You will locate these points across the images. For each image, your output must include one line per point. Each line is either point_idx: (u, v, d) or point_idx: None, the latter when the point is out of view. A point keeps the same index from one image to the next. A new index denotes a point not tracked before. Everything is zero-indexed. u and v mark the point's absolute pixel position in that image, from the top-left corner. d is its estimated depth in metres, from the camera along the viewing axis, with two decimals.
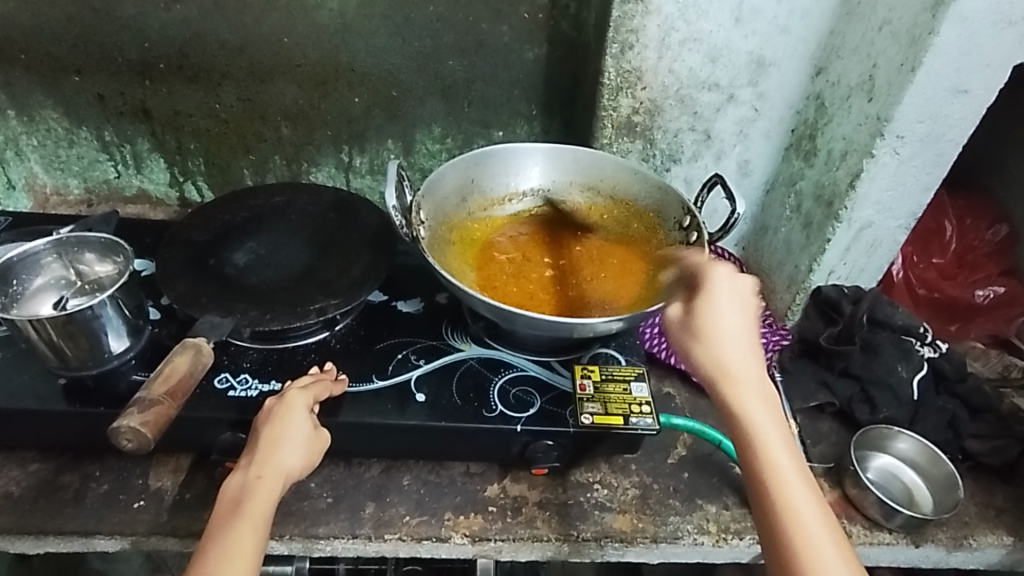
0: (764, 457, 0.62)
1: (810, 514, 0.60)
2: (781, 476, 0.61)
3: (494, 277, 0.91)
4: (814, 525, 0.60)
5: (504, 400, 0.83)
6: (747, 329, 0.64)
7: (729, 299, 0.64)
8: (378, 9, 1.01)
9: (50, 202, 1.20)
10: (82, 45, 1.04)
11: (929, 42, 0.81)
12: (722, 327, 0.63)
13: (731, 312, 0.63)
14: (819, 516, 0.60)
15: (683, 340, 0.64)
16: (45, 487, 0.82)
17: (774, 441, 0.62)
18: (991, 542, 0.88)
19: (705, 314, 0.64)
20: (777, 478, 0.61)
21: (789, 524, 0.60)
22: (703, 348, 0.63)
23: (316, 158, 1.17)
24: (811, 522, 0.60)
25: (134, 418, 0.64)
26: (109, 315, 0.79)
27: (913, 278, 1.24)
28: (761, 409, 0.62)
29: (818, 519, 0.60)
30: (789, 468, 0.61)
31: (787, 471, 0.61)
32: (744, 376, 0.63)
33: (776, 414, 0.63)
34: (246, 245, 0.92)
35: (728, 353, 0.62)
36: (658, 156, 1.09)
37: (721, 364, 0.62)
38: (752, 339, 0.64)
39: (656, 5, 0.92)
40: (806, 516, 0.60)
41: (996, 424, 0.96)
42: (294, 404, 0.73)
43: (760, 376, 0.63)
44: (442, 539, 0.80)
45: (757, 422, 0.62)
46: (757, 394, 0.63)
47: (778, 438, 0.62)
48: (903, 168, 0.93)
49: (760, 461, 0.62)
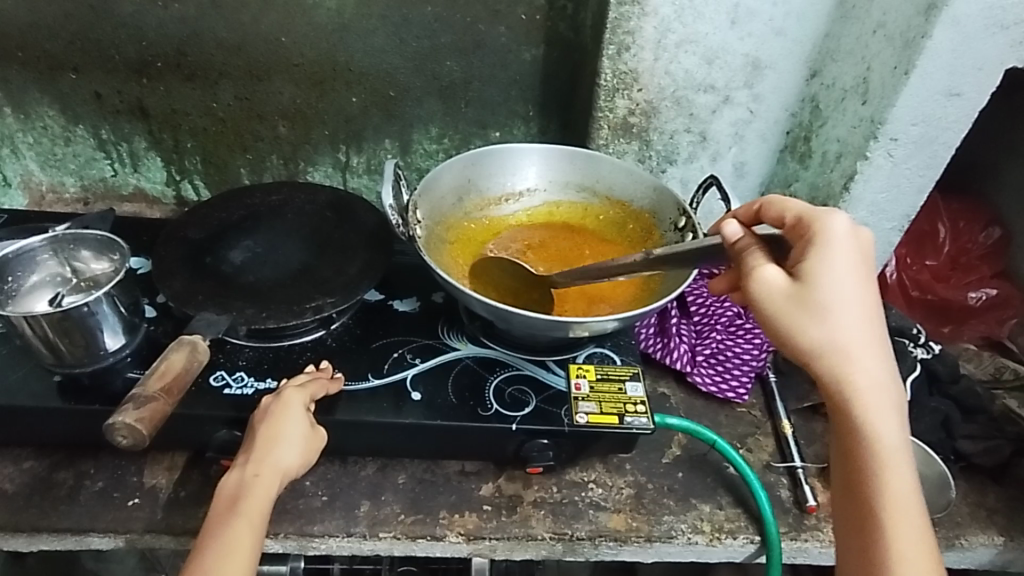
0: (869, 438, 0.60)
1: (903, 500, 0.59)
2: (883, 459, 0.60)
3: (494, 282, 0.90)
4: (904, 512, 0.59)
5: (500, 399, 0.83)
6: (861, 301, 0.61)
7: (849, 266, 0.61)
8: (375, 9, 1.02)
9: (46, 200, 1.21)
10: (79, 42, 1.04)
11: (923, 45, 0.81)
12: (840, 296, 0.60)
13: (845, 281, 0.61)
14: (912, 502, 0.60)
15: (786, 305, 0.60)
16: (40, 485, 0.82)
17: (883, 423, 0.60)
18: (983, 541, 0.88)
19: (822, 279, 0.60)
20: (880, 460, 0.60)
21: (880, 505, 0.60)
22: (812, 318, 0.60)
23: (313, 157, 1.17)
24: (904, 508, 0.59)
25: (130, 414, 0.64)
26: (105, 312, 0.79)
27: (907, 279, 1.25)
28: (873, 387, 0.61)
29: (910, 506, 0.59)
30: (892, 454, 0.60)
31: (890, 457, 0.60)
32: (857, 351, 0.61)
33: (890, 394, 0.61)
34: (242, 243, 0.92)
35: (842, 326, 0.60)
36: (655, 157, 1.09)
37: (833, 340, 0.60)
38: (869, 313, 0.61)
39: (652, 7, 0.92)
40: (900, 500, 0.60)
41: (989, 424, 0.97)
42: (290, 401, 0.74)
43: (875, 353, 0.61)
44: (437, 538, 0.81)
45: (865, 402, 0.60)
46: (869, 372, 0.61)
47: (890, 422, 0.60)
48: (897, 170, 0.94)
49: (863, 441, 0.61)
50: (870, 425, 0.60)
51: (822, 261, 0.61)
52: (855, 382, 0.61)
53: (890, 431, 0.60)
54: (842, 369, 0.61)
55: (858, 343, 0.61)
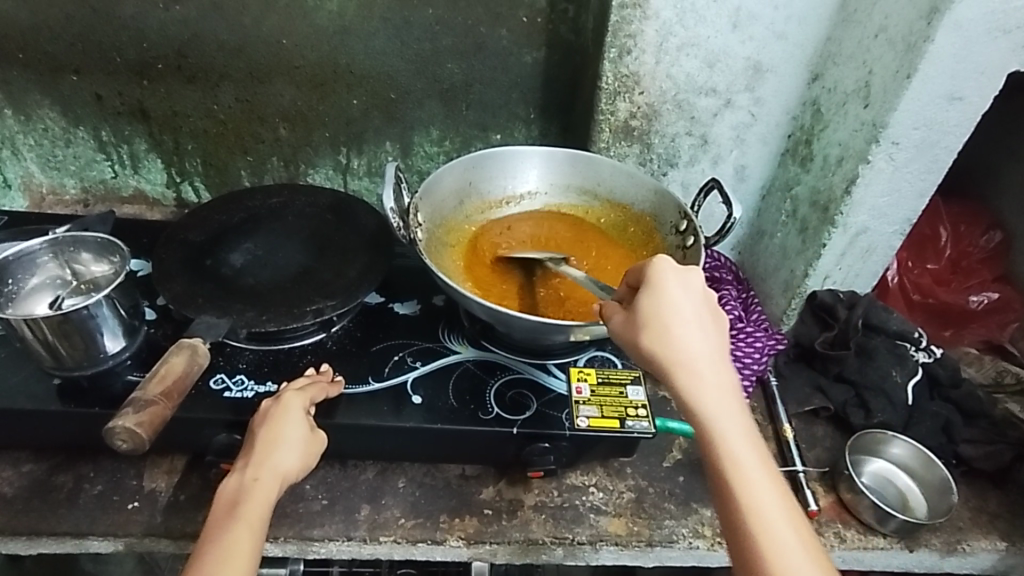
0: (713, 434, 0.60)
1: (763, 493, 0.57)
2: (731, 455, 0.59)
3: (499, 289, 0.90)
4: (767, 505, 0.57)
5: (500, 402, 0.83)
6: (688, 310, 0.65)
7: (680, 285, 0.65)
8: (377, 11, 1.01)
9: (46, 202, 1.20)
10: (80, 44, 1.04)
11: (925, 49, 0.81)
12: (668, 303, 0.64)
13: (678, 292, 0.65)
14: (774, 493, 0.58)
15: (625, 328, 0.65)
16: (39, 488, 0.82)
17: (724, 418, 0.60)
18: (985, 547, 0.88)
19: (646, 295, 0.66)
20: (730, 456, 0.59)
21: (739, 504, 0.57)
22: (642, 328, 0.64)
23: (314, 159, 1.17)
24: (762, 500, 0.57)
25: (129, 418, 0.64)
26: (105, 315, 0.79)
27: (908, 283, 1.24)
28: (710, 385, 0.62)
29: (770, 498, 0.57)
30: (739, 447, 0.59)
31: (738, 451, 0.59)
32: (691, 351, 0.63)
33: (729, 394, 0.62)
34: (243, 246, 0.92)
35: (677, 329, 0.63)
36: (655, 160, 1.09)
37: (666, 345, 0.62)
38: (701, 318, 0.64)
39: (654, 10, 0.92)
40: (758, 493, 0.57)
41: (991, 429, 0.96)
42: (290, 405, 0.73)
43: (711, 353, 0.63)
44: (438, 542, 0.80)
45: (704, 398, 0.61)
46: (706, 371, 0.62)
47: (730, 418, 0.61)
48: (898, 174, 0.93)
49: (709, 442, 0.60)
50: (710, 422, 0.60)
51: (649, 283, 0.65)
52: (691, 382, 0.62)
53: (731, 426, 0.60)
54: (676, 370, 0.62)
55: (691, 343, 0.63)
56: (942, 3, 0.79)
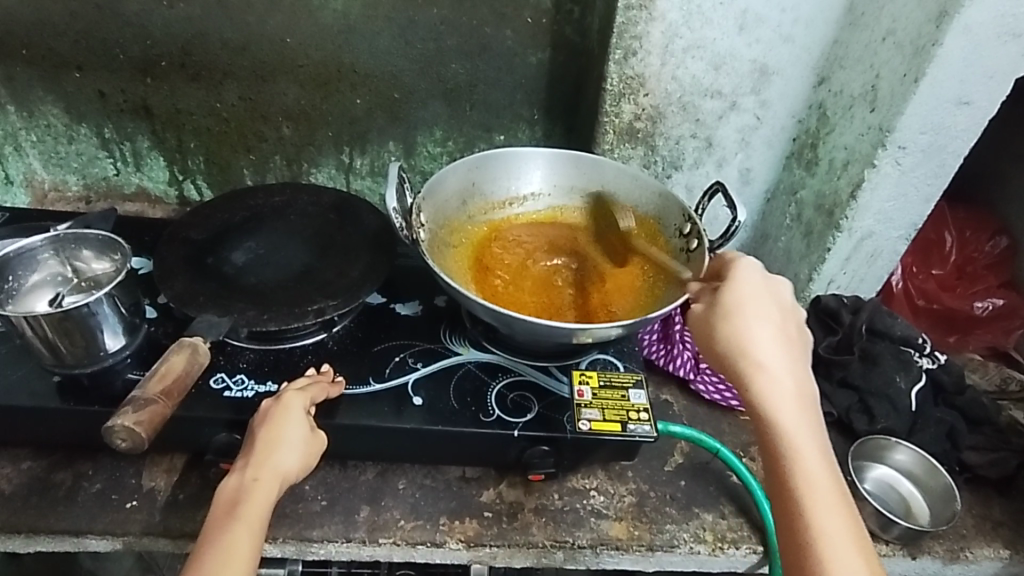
0: (780, 437, 0.61)
1: (824, 501, 0.59)
2: (797, 458, 0.60)
3: (485, 273, 0.91)
4: (825, 513, 0.58)
5: (502, 404, 0.82)
6: (766, 318, 0.66)
7: (752, 292, 0.68)
8: (381, 10, 1.01)
9: (48, 198, 1.20)
10: (84, 41, 1.04)
11: (933, 53, 0.81)
12: (745, 310, 0.67)
13: (747, 300, 0.67)
14: (834, 503, 0.59)
15: (701, 327, 0.67)
16: (37, 486, 0.81)
17: (795, 421, 0.62)
18: (988, 555, 0.88)
19: (727, 300, 0.68)
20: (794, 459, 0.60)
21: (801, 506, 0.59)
22: (718, 328, 0.66)
23: (317, 158, 1.17)
24: (822, 509, 0.58)
25: (128, 417, 0.63)
26: (105, 312, 0.79)
27: (913, 288, 1.23)
28: (782, 389, 0.63)
29: (829, 508, 0.58)
30: (808, 454, 0.60)
31: (805, 455, 0.60)
32: (761, 356, 0.64)
33: (802, 400, 0.63)
34: (245, 244, 0.92)
35: (749, 331, 0.65)
36: (660, 163, 1.09)
37: (737, 346, 0.64)
38: (774, 326, 0.66)
39: (661, 11, 0.92)
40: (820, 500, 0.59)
41: (995, 436, 0.96)
42: (291, 404, 0.73)
43: (778, 359, 0.64)
44: (437, 544, 0.80)
45: (775, 403, 0.62)
46: (775, 375, 0.63)
47: (802, 424, 0.62)
48: (905, 178, 0.93)
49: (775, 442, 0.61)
50: (779, 424, 0.61)
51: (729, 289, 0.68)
52: (762, 386, 0.63)
53: (800, 431, 0.61)
54: (750, 372, 0.63)
55: (767, 351, 0.64)
56: (951, 6, 0.78)
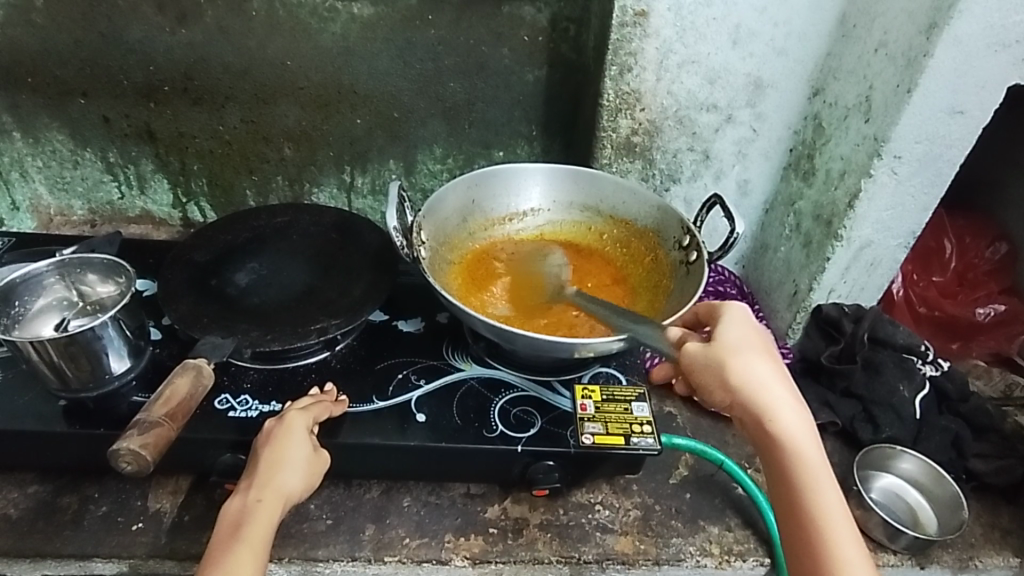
0: (803, 476, 0.60)
1: (845, 532, 0.58)
2: (821, 496, 0.60)
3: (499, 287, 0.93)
4: (848, 546, 0.58)
5: (505, 420, 0.82)
6: (768, 352, 0.65)
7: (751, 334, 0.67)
8: (380, 32, 1.02)
9: (54, 223, 1.22)
10: (88, 68, 1.05)
11: (925, 64, 0.82)
12: (749, 347, 0.65)
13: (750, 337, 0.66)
14: (853, 537, 0.59)
15: (708, 362, 0.64)
16: (44, 509, 0.82)
17: (819, 462, 0.61)
18: (997, 563, 0.87)
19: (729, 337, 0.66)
20: (811, 483, 0.60)
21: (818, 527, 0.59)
22: (734, 364, 0.63)
23: (318, 178, 1.18)
24: (844, 538, 0.58)
25: (133, 440, 0.63)
26: (111, 335, 0.80)
27: (914, 296, 1.23)
28: (797, 424, 0.61)
29: (852, 542, 0.58)
30: (830, 493, 0.60)
31: (826, 491, 0.60)
32: (777, 392, 0.62)
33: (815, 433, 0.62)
34: (247, 265, 0.93)
35: (760, 368, 0.63)
36: (658, 176, 1.10)
37: (752, 380, 0.62)
38: (778, 363, 0.65)
39: (655, 28, 0.93)
40: (835, 524, 0.59)
41: (1000, 443, 0.95)
42: (294, 424, 0.73)
43: (790, 396, 0.63)
44: (443, 562, 0.80)
45: (793, 442, 0.61)
46: (791, 412, 0.62)
47: (822, 461, 0.61)
48: (902, 188, 0.93)
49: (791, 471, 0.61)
50: (800, 459, 0.60)
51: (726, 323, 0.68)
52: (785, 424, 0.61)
53: (812, 455, 0.61)
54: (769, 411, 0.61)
55: (773, 385, 0.63)
56: (940, 18, 0.79)
